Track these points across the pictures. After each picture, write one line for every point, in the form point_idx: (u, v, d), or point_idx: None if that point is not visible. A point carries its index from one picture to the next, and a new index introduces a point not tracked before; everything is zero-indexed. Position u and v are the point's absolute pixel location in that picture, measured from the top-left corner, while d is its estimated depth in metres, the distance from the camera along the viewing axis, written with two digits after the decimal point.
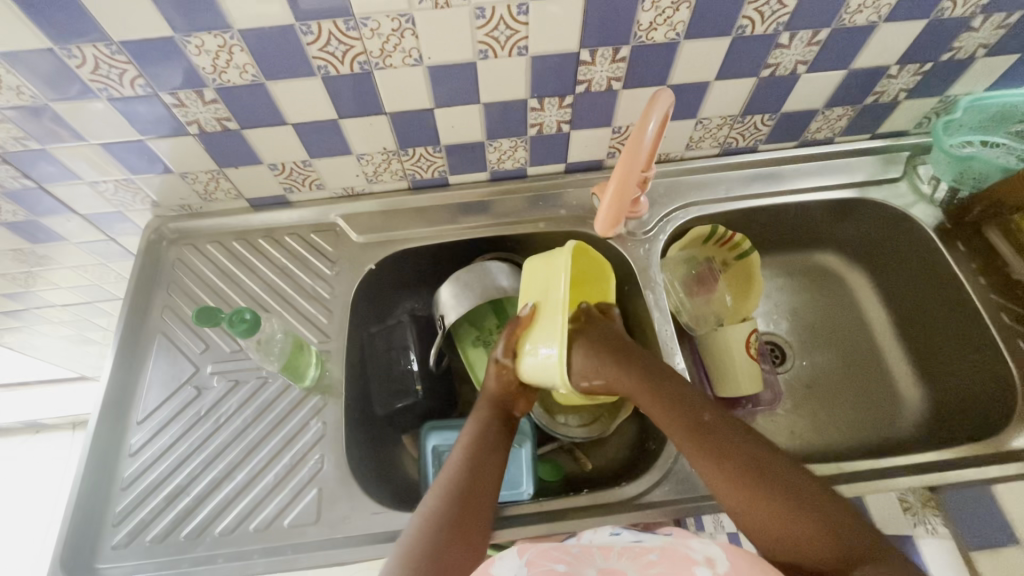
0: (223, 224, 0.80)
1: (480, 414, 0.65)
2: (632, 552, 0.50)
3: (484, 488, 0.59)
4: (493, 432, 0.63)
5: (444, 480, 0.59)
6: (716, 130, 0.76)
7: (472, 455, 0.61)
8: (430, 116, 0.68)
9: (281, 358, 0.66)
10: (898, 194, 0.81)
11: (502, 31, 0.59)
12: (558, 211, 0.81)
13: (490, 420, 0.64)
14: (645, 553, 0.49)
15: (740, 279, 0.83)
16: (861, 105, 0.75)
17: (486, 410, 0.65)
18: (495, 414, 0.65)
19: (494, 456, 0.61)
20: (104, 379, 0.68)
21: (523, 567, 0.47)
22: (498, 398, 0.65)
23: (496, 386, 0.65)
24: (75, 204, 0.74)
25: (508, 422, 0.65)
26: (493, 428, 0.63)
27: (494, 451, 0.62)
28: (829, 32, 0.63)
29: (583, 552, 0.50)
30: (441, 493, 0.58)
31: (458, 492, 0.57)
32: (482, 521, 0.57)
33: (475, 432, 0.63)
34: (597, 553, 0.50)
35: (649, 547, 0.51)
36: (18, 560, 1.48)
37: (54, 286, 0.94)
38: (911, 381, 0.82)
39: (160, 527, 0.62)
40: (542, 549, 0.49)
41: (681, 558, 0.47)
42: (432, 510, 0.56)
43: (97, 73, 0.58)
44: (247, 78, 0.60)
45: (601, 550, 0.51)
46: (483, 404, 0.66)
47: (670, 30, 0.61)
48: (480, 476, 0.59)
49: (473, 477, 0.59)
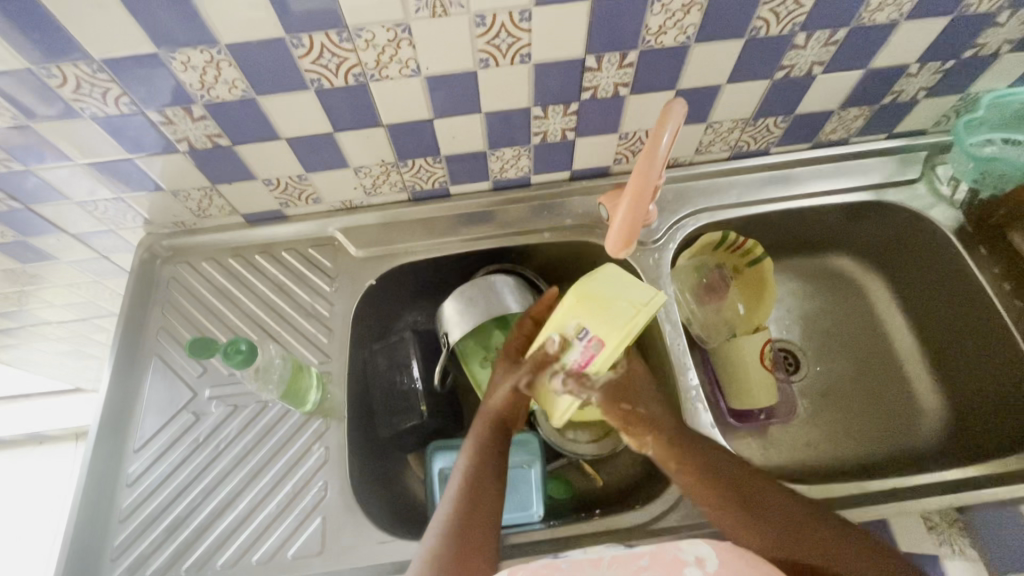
0: (219, 241, 0.77)
1: (476, 435, 0.62)
2: (621, 560, 0.45)
3: (486, 514, 0.56)
4: (489, 453, 0.61)
5: (444, 512, 0.57)
6: (727, 134, 0.73)
7: (471, 480, 0.58)
8: (430, 127, 0.65)
9: (280, 386, 0.63)
10: (916, 195, 0.78)
11: (504, 39, 0.56)
12: (563, 221, 0.78)
13: (487, 441, 0.61)
14: (634, 559, 0.45)
15: (753, 286, 0.80)
16: (879, 105, 0.71)
17: (481, 432, 0.62)
18: (492, 434, 0.62)
19: (493, 480, 0.59)
20: (98, 407, 0.66)
21: None
22: (496, 414, 0.63)
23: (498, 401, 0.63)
24: (64, 223, 0.71)
25: (505, 441, 0.62)
26: (489, 451, 0.61)
27: (492, 474, 0.59)
28: (848, 32, 0.60)
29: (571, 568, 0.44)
30: (442, 527, 0.55)
31: (458, 523, 0.55)
32: (487, 547, 0.55)
33: (477, 455, 0.60)
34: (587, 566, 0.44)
35: (637, 552, 0.46)
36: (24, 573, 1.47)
37: (48, 304, 0.91)
38: (930, 391, 0.80)
39: (161, 560, 0.60)
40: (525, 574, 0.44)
41: (674, 562, 0.44)
42: (435, 545, 0.54)
43: (78, 92, 0.55)
44: (237, 93, 0.57)
45: (588, 563, 0.45)
46: (478, 424, 0.63)
47: (680, 34, 0.58)
48: (480, 499, 0.57)
49: (472, 505, 0.57)
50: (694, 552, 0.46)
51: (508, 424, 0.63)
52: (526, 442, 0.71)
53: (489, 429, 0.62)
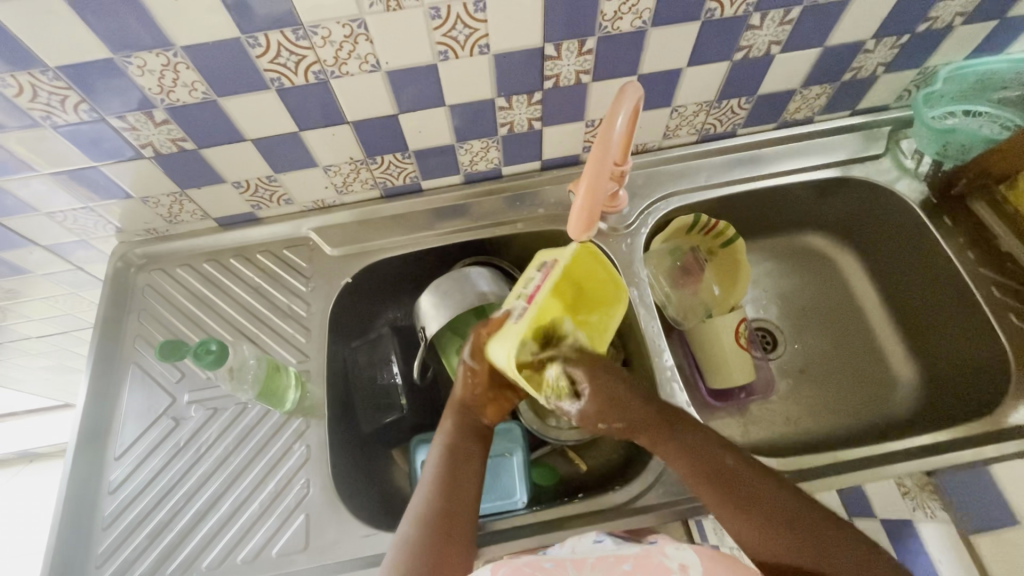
0: (193, 246, 0.77)
1: (449, 424, 0.62)
2: (606, 563, 0.51)
3: (463, 501, 0.57)
4: (460, 439, 0.61)
5: (420, 499, 0.57)
6: (693, 117, 0.74)
7: (444, 465, 0.59)
8: (395, 122, 0.65)
9: (256, 385, 0.63)
10: (882, 170, 0.79)
11: (461, 30, 0.56)
12: (536, 210, 0.79)
13: (457, 427, 0.62)
14: (620, 562, 0.50)
15: (726, 267, 0.82)
16: (839, 82, 0.73)
17: (452, 419, 0.63)
18: (463, 421, 0.63)
19: (468, 467, 0.59)
20: (76, 415, 0.66)
21: None
22: (466, 402, 0.63)
23: (463, 388, 0.63)
24: (35, 235, 0.71)
25: (478, 427, 0.63)
26: (463, 439, 0.61)
27: (467, 462, 0.60)
28: (801, 10, 0.61)
29: (556, 567, 0.50)
30: (417, 511, 0.56)
31: (434, 508, 0.56)
32: (461, 528, 0.55)
33: (452, 443, 0.61)
34: (571, 566, 0.51)
35: (623, 555, 0.51)
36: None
37: (26, 319, 0.91)
38: (904, 360, 0.81)
39: (145, 564, 0.60)
40: (517, 567, 0.50)
41: (656, 566, 0.49)
42: (409, 532, 0.55)
43: (36, 101, 0.55)
44: (197, 96, 0.57)
45: (574, 562, 0.51)
46: (450, 413, 0.63)
47: (635, 18, 0.58)
48: (455, 489, 0.57)
49: (448, 495, 0.57)
50: (679, 558, 0.50)
51: (478, 410, 0.64)
52: (507, 431, 0.72)
53: (461, 416, 0.63)
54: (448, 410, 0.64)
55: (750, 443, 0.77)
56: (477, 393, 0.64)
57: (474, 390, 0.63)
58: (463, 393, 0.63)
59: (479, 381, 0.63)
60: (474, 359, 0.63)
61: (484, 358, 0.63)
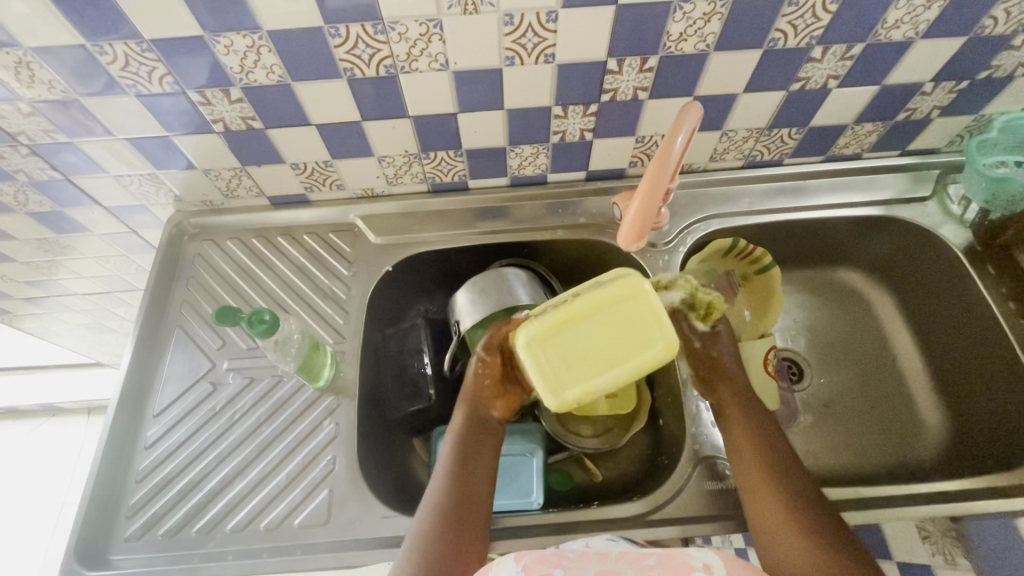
0: (243, 221, 0.80)
1: (458, 417, 0.63)
2: (630, 557, 0.50)
3: (475, 497, 0.57)
4: (473, 434, 0.61)
5: (433, 492, 0.58)
6: (742, 143, 0.75)
7: (456, 459, 0.59)
8: (454, 121, 0.67)
9: (298, 359, 0.66)
10: (927, 213, 0.79)
11: (530, 38, 0.58)
12: (577, 219, 0.80)
13: (468, 422, 0.62)
14: (644, 557, 0.49)
15: (761, 294, 0.82)
16: (893, 121, 0.73)
17: (463, 412, 0.63)
18: (474, 416, 0.63)
19: (479, 461, 0.60)
20: (122, 371, 0.69)
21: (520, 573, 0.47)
22: (477, 394, 0.64)
23: (472, 380, 0.64)
24: (100, 196, 0.75)
25: (487, 423, 0.63)
26: (471, 432, 0.61)
27: (477, 457, 0.60)
28: (864, 48, 0.62)
29: (580, 557, 0.50)
30: (433, 505, 0.57)
31: (448, 503, 0.56)
32: (467, 522, 0.56)
33: (462, 437, 0.61)
34: (595, 558, 0.50)
35: (647, 552, 0.50)
36: (17, 548, 1.48)
37: (76, 275, 0.95)
38: (933, 408, 0.80)
39: (173, 520, 0.62)
40: (539, 555, 0.49)
41: (680, 566, 0.47)
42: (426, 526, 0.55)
43: (126, 69, 0.58)
44: (274, 78, 0.60)
45: (598, 555, 0.51)
46: (461, 406, 0.64)
47: (700, 41, 0.60)
48: (466, 484, 0.58)
49: (460, 490, 0.57)
50: (703, 559, 0.48)
51: (491, 406, 0.64)
52: (528, 431, 0.72)
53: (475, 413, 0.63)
54: (458, 402, 0.65)
55: None
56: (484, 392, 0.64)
57: (484, 384, 0.64)
58: (478, 388, 0.64)
59: (492, 374, 0.64)
60: (489, 353, 0.64)
61: (497, 351, 0.64)
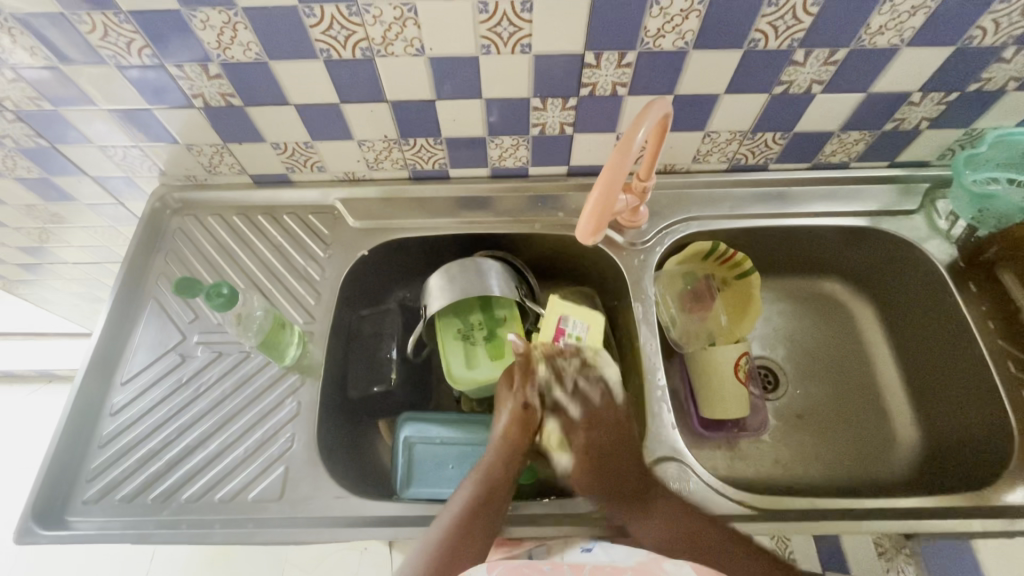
0: (225, 198, 0.81)
1: (491, 454, 0.63)
2: (603, 570, 0.54)
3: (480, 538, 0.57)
4: (500, 473, 0.61)
5: (448, 518, 0.58)
6: (725, 145, 0.74)
7: (476, 498, 0.59)
8: (432, 108, 0.67)
9: (259, 335, 0.66)
10: (913, 227, 0.77)
11: (505, 27, 0.58)
12: (556, 214, 0.80)
13: (499, 461, 0.62)
14: (615, 571, 0.53)
15: (739, 299, 0.81)
16: (880, 131, 0.72)
17: (497, 450, 0.63)
18: (509, 458, 0.62)
19: (498, 505, 0.59)
20: (94, 337, 0.70)
21: None
22: (519, 438, 0.63)
23: (511, 425, 0.64)
24: (85, 166, 0.76)
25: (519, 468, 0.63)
26: (500, 473, 0.61)
27: (497, 497, 0.60)
28: (847, 53, 0.61)
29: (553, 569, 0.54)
30: (445, 528, 0.57)
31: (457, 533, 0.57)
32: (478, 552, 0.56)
33: (490, 472, 0.61)
34: (569, 569, 0.54)
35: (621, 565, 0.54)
36: None
37: (67, 244, 0.96)
38: (908, 424, 0.79)
39: (131, 486, 0.63)
40: (514, 566, 0.54)
41: None
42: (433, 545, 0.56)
43: (105, 40, 0.59)
44: (251, 55, 0.60)
45: (572, 567, 0.55)
46: (495, 446, 0.64)
47: (678, 38, 0.59)
48: (479, 517, 0.58)
49: (471, 525, 0.57)
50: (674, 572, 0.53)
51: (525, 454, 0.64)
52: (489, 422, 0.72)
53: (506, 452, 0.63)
54: (496, 437, 0.64)
55: (733, 477, 0.77)
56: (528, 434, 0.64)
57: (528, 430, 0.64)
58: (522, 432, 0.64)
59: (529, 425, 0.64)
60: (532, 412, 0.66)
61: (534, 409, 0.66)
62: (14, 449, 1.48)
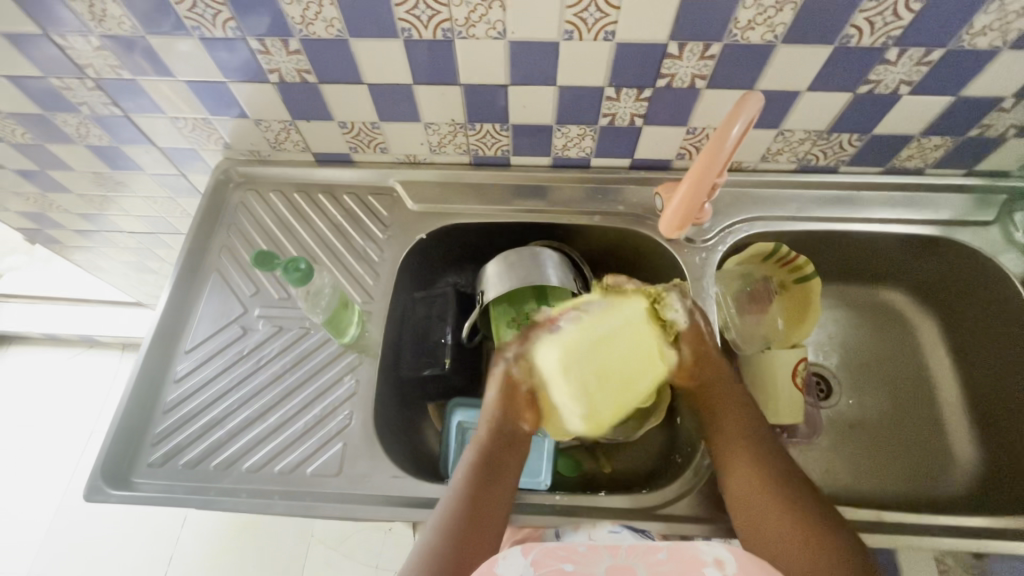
0: (287, 174, 0.82)
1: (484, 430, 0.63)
2: (641, 549, 0.49)
3: (485, 513, 0.57)
4: (495, 447, 0.61)
5: (448, 501, 0.58)
6: (797, 144, 0.72)
7: (472, 480, 0.59)
8: (505, 94, 0.67)
9: (327, 312, 0.67)
10: (988, 239, 0.75)
11: (592, 13, 0.57)
12: (616, 207, 0.79)
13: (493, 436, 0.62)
14: (655, 549, 0.49)
15: (798, 304, 0.79)
16: (963, 137, 0.69)
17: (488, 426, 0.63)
18: (501, 431, 0.62)
19: (500, 477, 0.60)
20: (160, 307, 0.71)
21: (529, 567, 0.48)
22: (508, 407, 0.63)
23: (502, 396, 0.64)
24: (155, 136, 0.77)
25: (516, 437, 0.63)
26: (494, 446, 0.61)
27: (496, 470, 0.60)
28: (943, 53, 0.59)
29: (590, 550, 0.48)
30: (445, 514, 0.57)
31: (460, 514, 0.56)
32: (485, 545, 0.56)
33: (484, 446, 0.61)
34: (606, 550, 0.49)
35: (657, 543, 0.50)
36: None
37: (124, 212, 0.98)
38: (967, 445, 0.77)
39: (193, 453, 0.64)
40: (548, 550, 0.50)
41: (691, 559, 0.48)
42: (439, 530, 0.56)
43: (192, 11, 0.59)
44: (332, 32, 0.60)
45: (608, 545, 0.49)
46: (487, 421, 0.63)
47: (768, 31, 0.57)
48: (480, 495, 0.58)
49: (475, 505, 0.57)
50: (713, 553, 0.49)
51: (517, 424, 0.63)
52: None
53: (494, 421, 0.63)
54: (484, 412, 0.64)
55: None
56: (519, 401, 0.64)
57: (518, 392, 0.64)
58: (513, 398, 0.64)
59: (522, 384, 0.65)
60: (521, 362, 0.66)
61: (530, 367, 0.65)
62: (56, 409, 1.53)
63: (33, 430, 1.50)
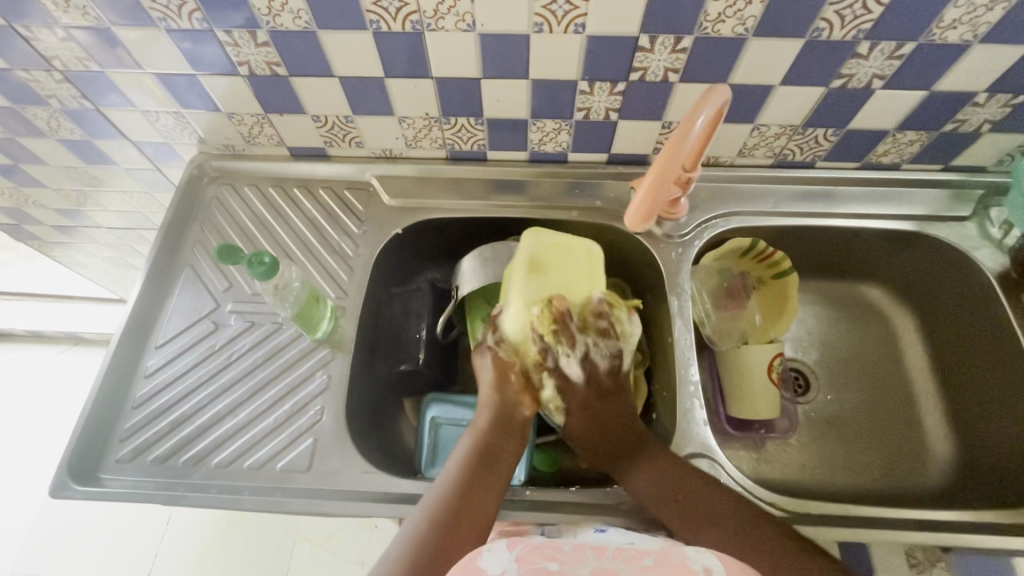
0: (262, 168, 0.81)
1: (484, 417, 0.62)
2: (627, 554, 0.48)
3: (473, 509, 0.56)
4: (493, 438, 0.61)
5: (436, 492, 0.57)
6: (773, 139, 0.72)
7: (466, 470, 0.58)
8: (477, 87, 0.66)
9: (295, 307, 0.66)
10: (964, 235, 0.75)
11: (560, 5, 0.56)
12: (593, 202, 0.79)
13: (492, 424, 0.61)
14: (641, 555, 0.48)
15: (775, 299, 0.80)
16: (938, 132, 0.69)
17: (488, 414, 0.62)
18: (499, 419, 0.62)
19: (494, 471, 0.59)
20: (130, 302, 0.70)
21: (513, 562, 0.46)
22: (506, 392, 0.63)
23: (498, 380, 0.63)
24: (127, 130, 0.76)
25: (514, 425, 0.62)
26: (493, 436, 0.61)
27: (490, 465, 0.59)
28: (914, 48, 0.58)
29: (577, 551, 0.47)
30: (433, 505, 0.56)
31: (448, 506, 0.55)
32: (468, 541, 0.54)
33: (481, 436, 0.61)
34: (592, 552, 0.48)
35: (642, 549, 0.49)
36: None
37: (101, 208, 0.97)
38: (943, 439, 0.77)
39: (162, 449, 0.64)
40: (534, 547, 0.48)
41: (678, 565, 0.47)
42: (424, 519, 0.55)
43: (157, 2, 0.58)
44: (300, 24, 0.60)
45: (594, 549, 0.49)
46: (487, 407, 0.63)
47: (738, 24, 0.57)
48: (472, 489, 0.57)
49: (463, 496, 0.56)
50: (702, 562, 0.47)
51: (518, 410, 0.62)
52: None
53: (494, 408, 0.62)
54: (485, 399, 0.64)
55: (759, 477, 0.75)
56: (510, 381, 0.63)
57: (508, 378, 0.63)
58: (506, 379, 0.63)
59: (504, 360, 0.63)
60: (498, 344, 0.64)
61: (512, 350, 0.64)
62: (40, 407, 1.52)
63: (17, 427, 1.49)
